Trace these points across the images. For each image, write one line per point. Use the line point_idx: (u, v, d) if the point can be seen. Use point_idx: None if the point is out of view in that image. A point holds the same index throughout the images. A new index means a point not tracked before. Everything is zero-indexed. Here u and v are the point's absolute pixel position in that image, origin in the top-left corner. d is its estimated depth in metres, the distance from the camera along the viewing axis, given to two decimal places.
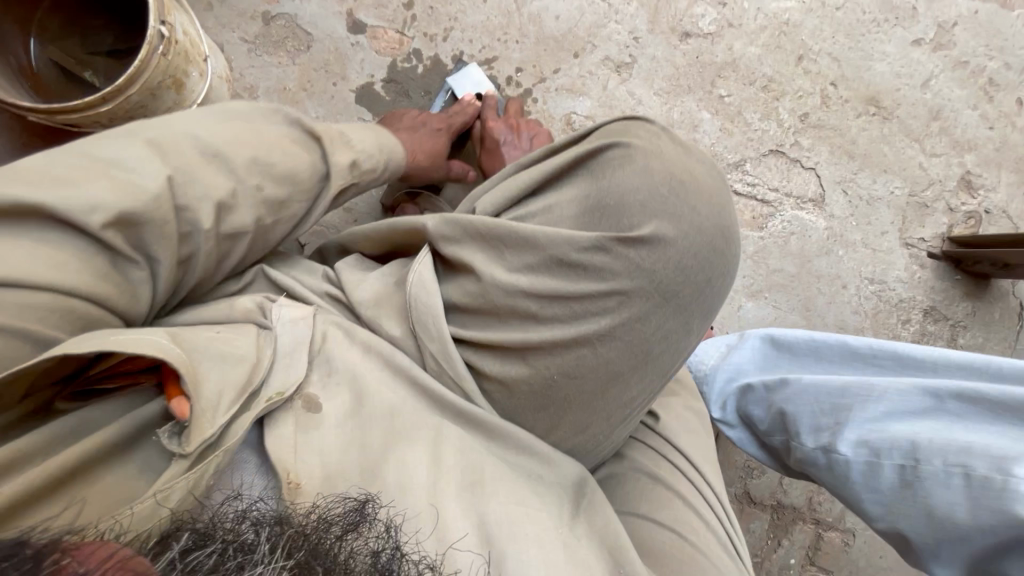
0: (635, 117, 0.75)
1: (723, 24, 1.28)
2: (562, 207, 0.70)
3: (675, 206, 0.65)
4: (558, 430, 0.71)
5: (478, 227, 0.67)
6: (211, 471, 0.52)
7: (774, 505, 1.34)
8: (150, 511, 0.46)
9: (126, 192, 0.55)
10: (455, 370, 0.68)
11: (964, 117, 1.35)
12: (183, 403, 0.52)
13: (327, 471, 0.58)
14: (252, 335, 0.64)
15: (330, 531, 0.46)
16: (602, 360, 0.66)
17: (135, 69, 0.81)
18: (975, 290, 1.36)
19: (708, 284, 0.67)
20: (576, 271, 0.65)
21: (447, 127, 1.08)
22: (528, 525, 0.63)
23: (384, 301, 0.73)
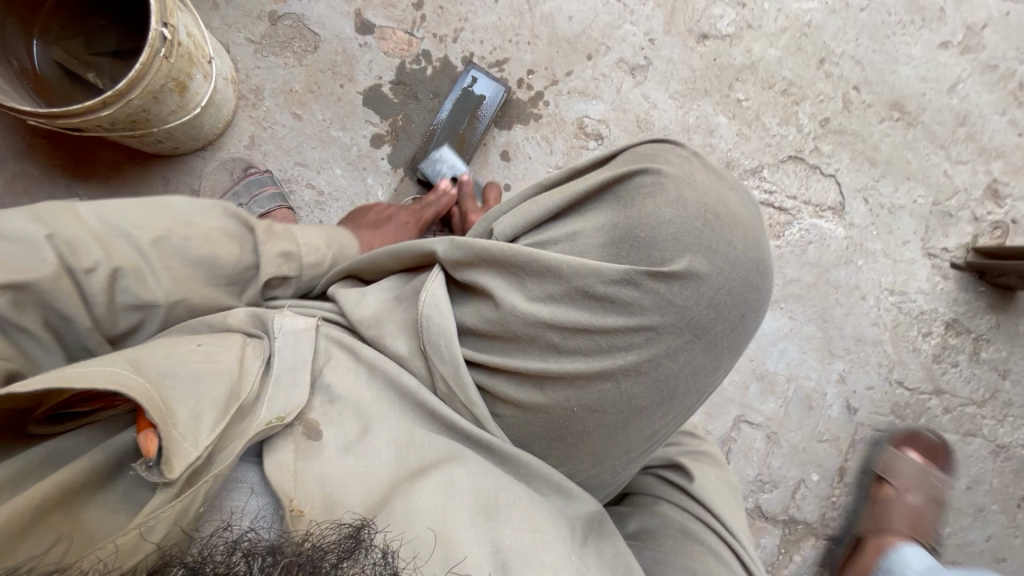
0: (666, 141, 0.72)
1: (741, 25, 1.24)
2: (588, 234, 0.67)
3: (709, 242, 0.62)
4: (574, 462, 0.69)
5: (498, 253, 0.64)
6: (201, 496, 0.50)
7: (786, 520, 1.31)
8: (132, 548, 0.44)
9: (9, 269, 0.53)
10: (467, 395, 0.65)
11: (992, 123, 1.30)
12: (151, 437, 0.48)
13: (331, 499, 0.56)
14: (236, 347, 0.63)
15: (325, 558, 0.43)
16: (626, 397, 0.63)
17: (136, 72, 0.80)
18: (1001, 302, 1.31)
19: (740, 321, 0.64)
20: (602, 303, 0.62)
21: (417, 221, 1.05)
22: (543, 552, 0.60)
23: (386, 317, 0.70)
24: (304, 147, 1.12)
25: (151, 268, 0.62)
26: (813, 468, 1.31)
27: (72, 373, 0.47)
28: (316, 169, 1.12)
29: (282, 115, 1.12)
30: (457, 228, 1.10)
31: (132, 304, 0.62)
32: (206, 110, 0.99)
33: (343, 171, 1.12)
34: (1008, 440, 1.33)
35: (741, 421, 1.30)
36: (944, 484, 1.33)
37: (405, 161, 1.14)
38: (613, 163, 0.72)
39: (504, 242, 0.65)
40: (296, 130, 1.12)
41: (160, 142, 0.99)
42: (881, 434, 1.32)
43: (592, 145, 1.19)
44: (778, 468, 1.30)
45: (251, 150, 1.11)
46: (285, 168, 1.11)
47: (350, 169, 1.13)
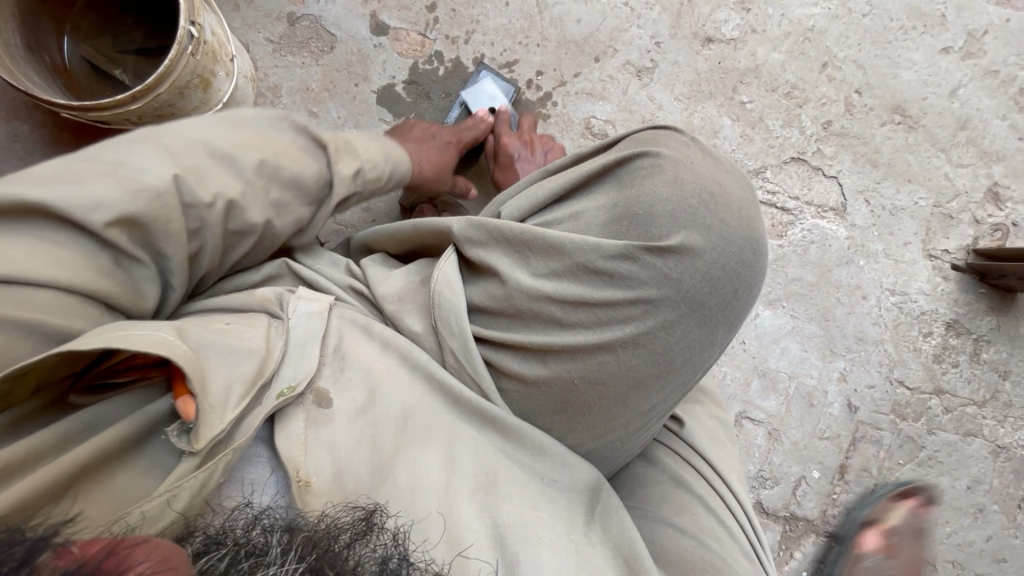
0: (664, 127, 0.75)
1: (746, 30, 1.27)
2: (589, 214, 0.69)
3: (703, 219, 0.65)
4: (575, 435, 0.71)
5: (505, 231, 0.67)
6: (221, 468, 0.53)
7: (787, 516, 1.32)
8: (157, 513, 0.48)
9: (137, 191, 0.56)
10: (473, 367, 0.68)
11: (993, 127, 1.32)
12: (188, 402, 0.53)
13: (339, 468, 0.60)
14: (262, 325, 0.65)
15: (339, 539, 0.47)
16: (625, 368, 0.66)
17: (164, 68, 0.83)
18: (1001, 304, 1.33)
19: (736, 297, 0.67)
20: (602, 278, 0.65)
21: (457, 139, 1.09)
22: (541, 529, 0.64)
23: (407, 297, 0.73)
24: None
25: (258, 192, 0.68)
26: (814, 465, 1.33)
27: (127, 335, 0.50)
28: None
29: (299, 113, 1.16)
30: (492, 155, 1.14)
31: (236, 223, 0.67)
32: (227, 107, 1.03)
33: None
34: (1008, 440, 1.35)
35: (743, 418, 1.32)
36: (944, 483, 1.34)
37: None
38: (613, 150, 0.75)
39: (510, 221, 0.68)
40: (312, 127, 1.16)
41: None
42: (882, 433, 1.34)
43: (599, 145, 1.22)
44: (779, 465, 1.32)
45: None
46: None
47: None
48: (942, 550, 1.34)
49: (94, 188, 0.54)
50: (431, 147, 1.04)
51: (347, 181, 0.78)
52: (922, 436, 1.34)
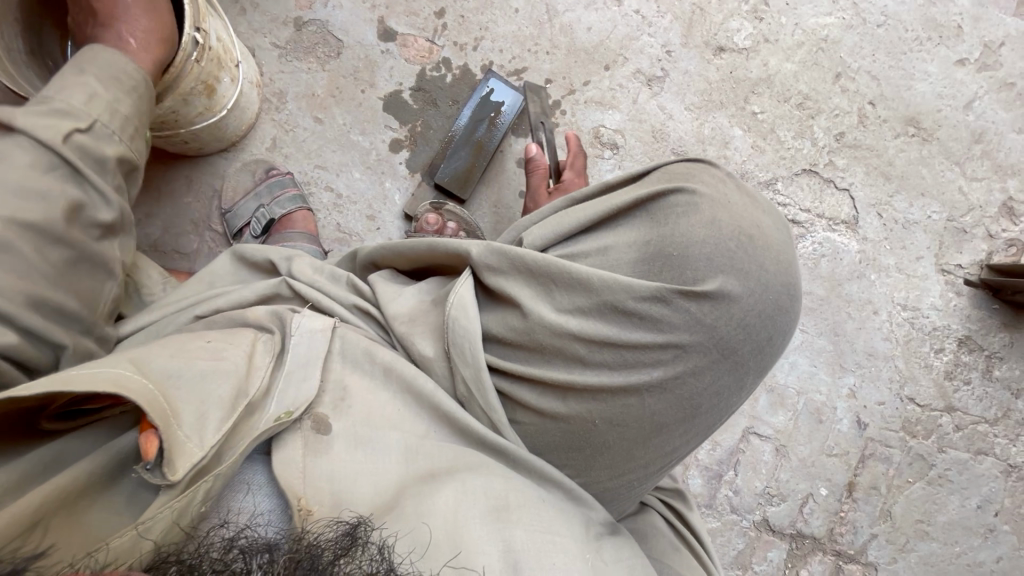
0: (700, 161, 0.72)
1: (758, 39, 1.25)
2: (619, 249, 0.66)
3: (742, 263, 0.62)
4: (592, 474, 0.69)
5: (526, 262, 0.64)
6: (201, 497, 0.51)
7: (794, 534, 1.30)
8: (130, 546, 0.46)
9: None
10: (486, 399, 0.67)
11: (1008, 140, 1.30)
12: (151, 438, 0.50)
13: (340, 497, 0.57)
14: (247, 345, 0.66)
15: (323, 555, 0.44)
16: (649, 413, 0.64)
17: (171, 74, 0.82)
18: (1015, 321, 1.31)
19: (769, 344, 0.64)
20: (631, 319, 0.62)
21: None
22: (557, 555, 0.59)
23: (419, 318, 0.73)
24: (325, 150, 1.14)
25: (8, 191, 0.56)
26: (822, 482, 1.30)
27: (74, 375, 0.49)
28: (336, 172, 1.14)
29: (304, 119, 1.14)
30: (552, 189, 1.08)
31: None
32: (231, 113, 1.01)
33: (361, 175, 1.14)
34: (1020, 460, 1.32)
35: (750, 433, 1.30)
36: (954, 502, 1.31)
37: (423, 167, 1.15)
38: (646, 181, 0.71)
39: (534, 252, 0.66)
40: (317, 133, 1.14)
41: (187, 142, 1.01)
42: (892, 450, 1.31)
43: (607, 154, 1.20)
44: (787, 482, 1.30)
45: (273, 153, 1.12)
46: (305, 171, 1.13)
47: (368, 172, 1.14)
48: (950, 570, 1.31)
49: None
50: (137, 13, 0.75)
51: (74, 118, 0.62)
52: (933, 455, 1.32)
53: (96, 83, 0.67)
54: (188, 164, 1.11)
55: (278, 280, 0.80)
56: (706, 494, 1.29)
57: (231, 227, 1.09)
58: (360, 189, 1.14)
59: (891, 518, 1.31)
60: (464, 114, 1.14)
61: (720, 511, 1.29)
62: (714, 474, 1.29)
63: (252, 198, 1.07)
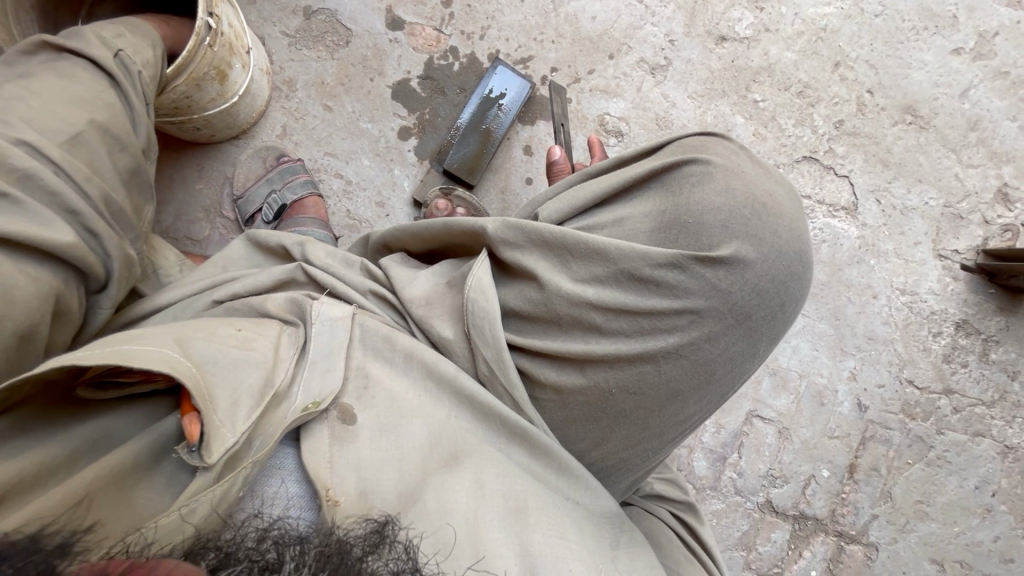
0: (711, 134, 0.74)
1: (759, 28, 1.28)
2: (634, 220, 0.68)
3: (755, 230, 0.64)
4: (607, 445, 0.71)
5: (544, 235, 0.66)
6: (239, 483, 0.54)
7: (797, 515, 1.32)
8: (174, 526, 0.48)
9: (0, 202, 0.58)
10: (507, 375, 0.68)
11: (1003, 128, 1.32)
12: (194, 422, 0.55)
13: (365, 486, 0.60)
14: (274, 334, 0.68)
15: (353, 551, 0.47)
16: (666, 379, 0.66)
17: (184, 58, 0.83)
18: (1011, 305, 1.34)
19: (781, 310, 0.66)
20: (648, 286, 0.64)
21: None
22: (571, 559, 0.62)
23: (435, 300, 0.74)
24: (334, 137, 1.15)
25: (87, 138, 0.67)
26: (824, 464, 1.33)
27: (130, 351, 0.52)
28: (345, 160, 1.15)
29: (314, 107, 1.15)
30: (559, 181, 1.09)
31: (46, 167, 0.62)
32: (243, 100, 1.03)
33: (370, 162, 1.15)
34: (1017, 441, 1.35)
35: (753, 416, 1.32)
36: (952, 483, 1.34)
37: (431, 154, 1.17)
38: (659, 155, 0.73)
39: (552, 225, 0.67)
40: (326, 121, 1.15)
41: (199, 129, 1.02)
42: (891, 432, 1.34)
43: (612, 142, 1.22)
44: (790, 463, 1.32)
45: (283, 140, 1.14)
46: (315, 158, 1.14)
47: (377, 160, 1.16)
48: (949, 550, 1.34)
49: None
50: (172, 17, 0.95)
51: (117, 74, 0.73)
52: (931, 436, 1.34)
53: (122, 29, 0.79)
54: (199, 151, 1.12)
55: (295, 266, 0.80)
56: (711, 476, 1.31)
57: (242, 214, 1.10)
58: (369, 176, 1.15)
59: (891, 499, 1.33)
60: (472, 103, 1.15)
61: (724, 493, 1.31)
62: (718, 456, 1.31)
63: (263, 184, 1.08)
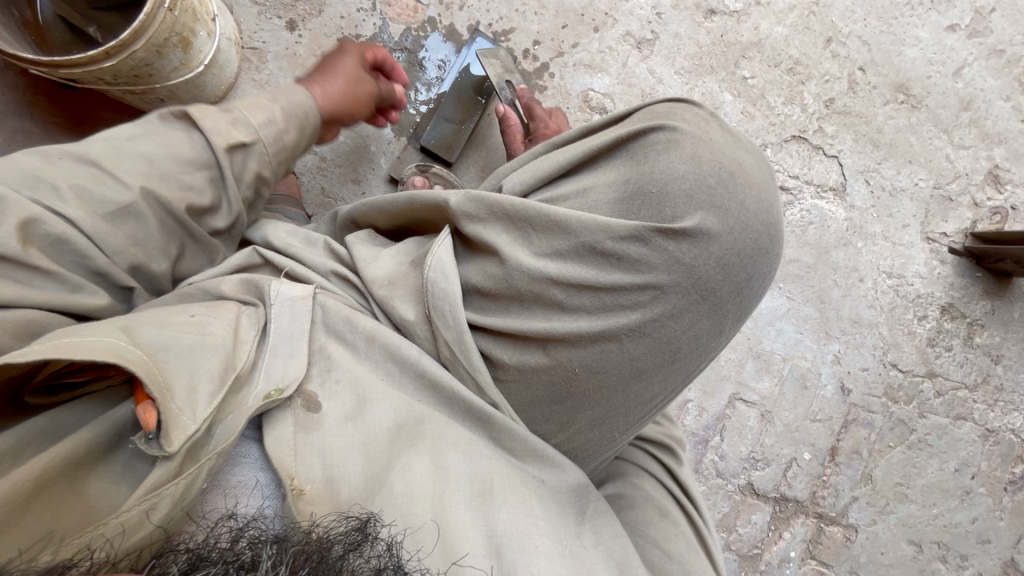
0: (681, 100, 0.71)
1: (750, 2, 1.24)
2: (598, 191, 0.65)
3: (721, 201, 0.61)
4: (572, 426, 0.70)
5: (505, 207, 0.64)
6: (203, 475, 0.52)
7: (777, 498, 1.33)
8: (137, 523, 0.47)
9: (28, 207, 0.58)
10: (470, 361, 0.67)
11: (996, 108, 1.30)
12: (149, 410, 0.51)
13: (331, 473, 0.59)
14: (232, 315, 0.65)
15: (332, 549, 0.45)
16: (629, 357, 0.64)
17: (140, 22, 0.76)
18: (997, 289, 1.33)
19: (749, 286, 0.64)
20: (610, 260, 0.61)
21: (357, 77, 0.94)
22: (538, 536, 0.62)
23: (398, 281, 0.72)
24: None
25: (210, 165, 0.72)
26: (805, 447, 1.33)
27: (69, 343, 0.49)
28: (318, 136, 1.11)
29: (285, 79, 1.11)
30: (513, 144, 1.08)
31: (111, 203, 0.63)
32: (209, 71, 0.96)
33: (344, 139, 1.12)
34: (997, 424, 1.35)
35: (736, 399, 1.31)
36: (932, 466, 1.35)
37: (408, 131, 1.14)
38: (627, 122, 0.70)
39: (513, 198, 0.64)
40: None
41: (162, 101, 0.95)
42: (873, 416, 1.33)
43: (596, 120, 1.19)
44: (771, 446, 1.32)
45: None
46: None
47: (352, 137, 1.12)
48: (928, 531, 1.35)
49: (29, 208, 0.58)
50: (345, 62, 0.94)
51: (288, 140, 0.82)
52: (913, 420, 1.34)
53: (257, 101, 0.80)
54: None
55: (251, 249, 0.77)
56: (693, 459, 1.31)
57: None
58: (342, 153, 1.12)
59: (871, 481, 1.34)
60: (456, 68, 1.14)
61: (705, 476, 1.31)
62: (700, 439, 1.31)
63: None
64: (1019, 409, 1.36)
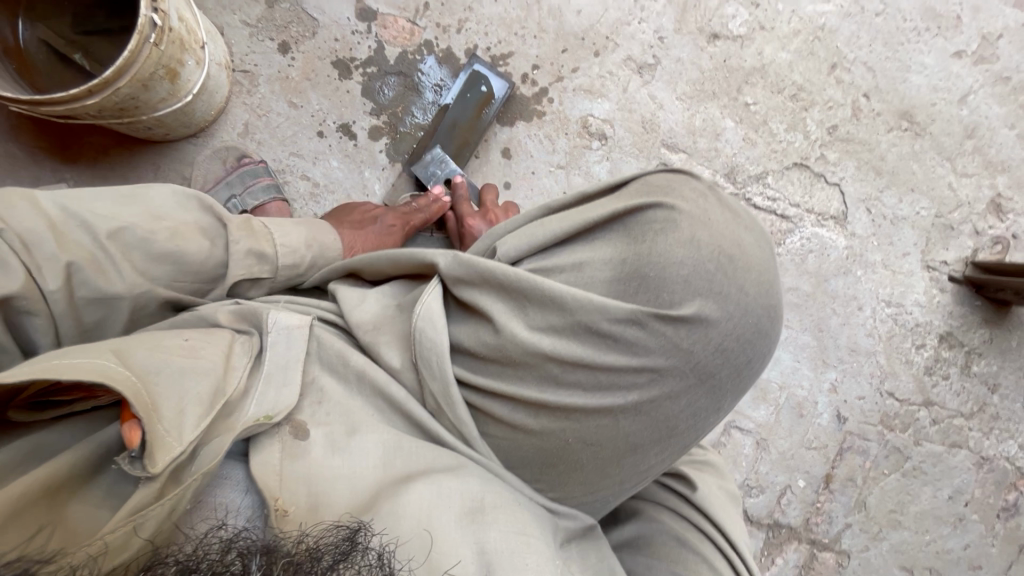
0: (681, 170, 0.69)
1: (754, 26, 1.21)
2: (595, 266, 0.64)
3: (722, 287, 0.60)
4: (566, 490, 0.69)
5: (498, 278, 0.62)
6: (190, 493, 0.50)
7: (771, 524, 1.32)
8: (122, 541, 0.45)
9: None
10: (455, 413, 0.65)
11: (1000, 136, 1.28)
12: (134, 429, 0.49)
13: (316, 499, 0.57)
14: (225, 342, 0.63)
15: (321, 559, 0.43)
16: (624, 434, 0.63)
17: (125, 59, 0.74)
18: (995, 318, 1.32)
19: (747, 367, 0.63)
20: (606, 341, 0.61)
21: (404, 222, 1.03)
22: (528, 555, 0.59)
23: (384, 326, 0.70)
24: (300, 137, 1.09)
25: None
26: (800, 474, 1.32)
27: (58, 364, 0.47)
28: (312, 161, 1.09)
29: (278, 103, 1.09)
30: (456, 235, 1.08)
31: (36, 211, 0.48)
32: (199, 97, 0.94)
33: (338, 164, 1.10)
34: (992, 452, 1.35)
35: (732, 427, 1.30)
36: (926, 493, 1.34)
37: (404, 156, 1.12)
38: (625, 192, 0.68)
39: (507, 266, 0.63)
40: (292, 119, 1.09)
41: (151, 128, 0.93)
42: (869, 443, 1.33)
43: (595, 146, 1.17)
44: (766, 473, 1.31)
45: (245, 140, 1.08)
46: (278, 159, 1.08)
47: (346, 162, 1.10)
48: (920, 558, 1.35)
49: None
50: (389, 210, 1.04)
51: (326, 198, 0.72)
52: (909, 448, 1.33)
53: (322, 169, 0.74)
54: (157, 149, 1.06)
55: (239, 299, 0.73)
56: None
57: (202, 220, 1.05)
58: (336, 178, 1.10)
59: (865, 508, 1.34)
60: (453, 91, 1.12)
61: None
62: None
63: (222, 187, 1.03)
64: (1014, 437, 1.35)
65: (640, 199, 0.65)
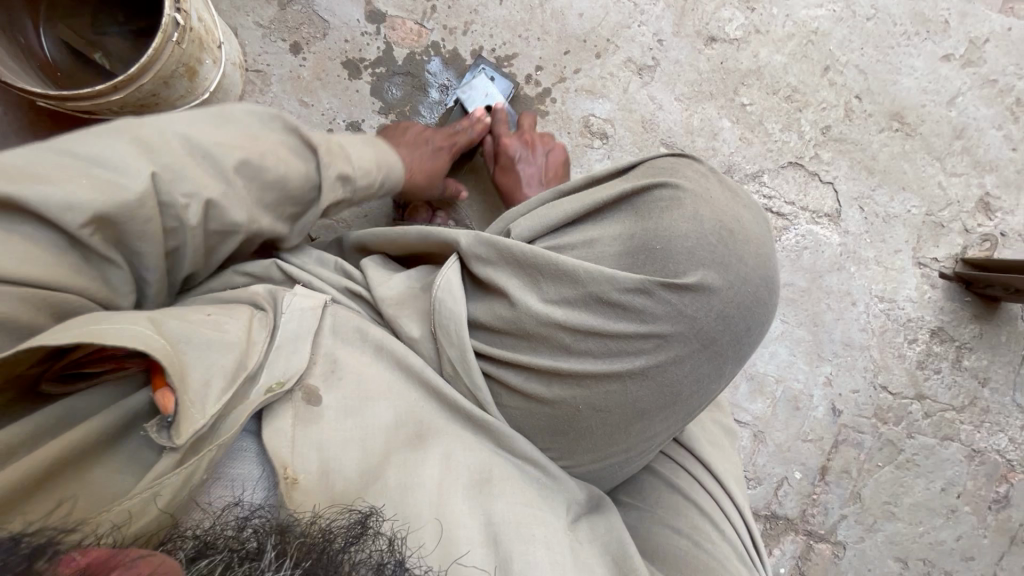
0: (682, 154, 0.74)
1: (750, 30, 1.25)
2: (605, 242, 0.69)
3: (723, 257, 0.65)
4: (575, 457, 0.72)
5: (514, 254, 0.66)
6: (205, 465, 0.52)
7: (768, 515, 1.35)
8: (143, 508, 0.47)
9: (104, 188, 0.53)
10: (472, 379, 0.68)
11: (988, 137, 1.32)
12: (167, 395, 0.51)
13: (327, 465, 0.59)
14: (243, 314, 0.64)
15: (333, 543, 0.45)
16: (632, 399, 0.67)
17: (148, 56, 0.77)
18: (984, 313, 1.36)
19: (747, 334, 0.67)
20: (617, 310, 0.65)
21: (452, 142, 1.07)
22: (534, 526, 0.64)
23: (408, 301, 0.73)
24: (310, 134, 1.12)
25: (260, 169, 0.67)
26: (796, 466, 1.35)
27: (101, 331, 0.49)
28: None
29: (290, 102, 1.12)
30: (492, 154, 1.13)
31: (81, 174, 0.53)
32: (215, 96, 0.97)
33: None
34: (983, 445, 1.38)
35: (730, 420, 1.34)
36: (920, 484, 1.37)
37: None
38: (631, 176, 0.74)
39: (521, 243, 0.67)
40: (303, 117, 1.12)
41: None
42: (863, 436, 1.36)
43: (597, 144, 1.21)
44: (763, 466, 1.35)
45: None
46: None
47: None
48: (914, 548, 1.38)
49: (61, 191, 0.51)
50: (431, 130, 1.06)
51: (335, 183, 0.77)
52: (902, 440, 1.37)
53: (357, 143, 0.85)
54: None
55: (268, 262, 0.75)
56: None
57: None
58: None
59: (860, 499, 1.37)
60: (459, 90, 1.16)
61: None
62: None
63: None
64: (1004, 429, 1.38)
65: (645, 181, 0.70)
